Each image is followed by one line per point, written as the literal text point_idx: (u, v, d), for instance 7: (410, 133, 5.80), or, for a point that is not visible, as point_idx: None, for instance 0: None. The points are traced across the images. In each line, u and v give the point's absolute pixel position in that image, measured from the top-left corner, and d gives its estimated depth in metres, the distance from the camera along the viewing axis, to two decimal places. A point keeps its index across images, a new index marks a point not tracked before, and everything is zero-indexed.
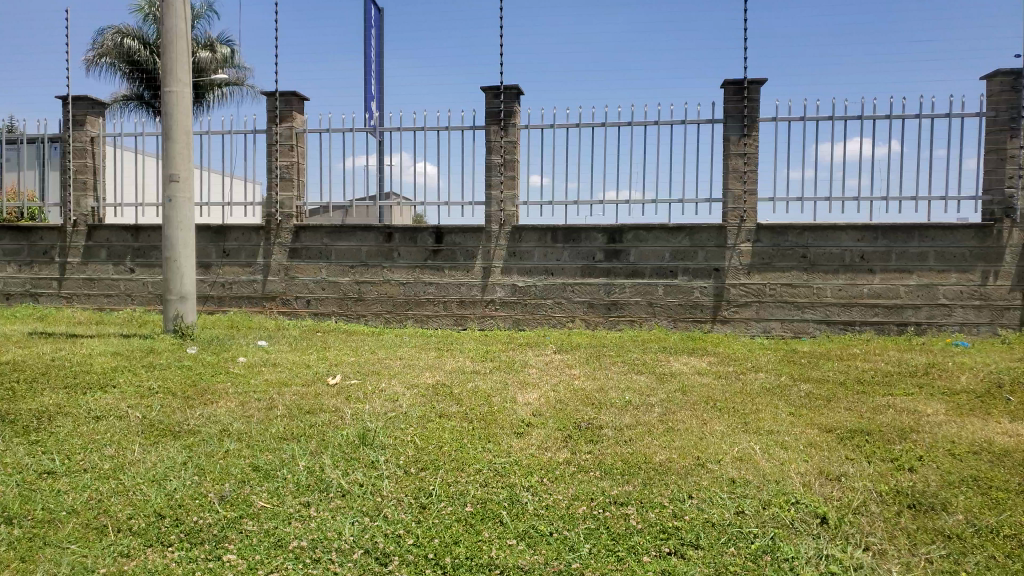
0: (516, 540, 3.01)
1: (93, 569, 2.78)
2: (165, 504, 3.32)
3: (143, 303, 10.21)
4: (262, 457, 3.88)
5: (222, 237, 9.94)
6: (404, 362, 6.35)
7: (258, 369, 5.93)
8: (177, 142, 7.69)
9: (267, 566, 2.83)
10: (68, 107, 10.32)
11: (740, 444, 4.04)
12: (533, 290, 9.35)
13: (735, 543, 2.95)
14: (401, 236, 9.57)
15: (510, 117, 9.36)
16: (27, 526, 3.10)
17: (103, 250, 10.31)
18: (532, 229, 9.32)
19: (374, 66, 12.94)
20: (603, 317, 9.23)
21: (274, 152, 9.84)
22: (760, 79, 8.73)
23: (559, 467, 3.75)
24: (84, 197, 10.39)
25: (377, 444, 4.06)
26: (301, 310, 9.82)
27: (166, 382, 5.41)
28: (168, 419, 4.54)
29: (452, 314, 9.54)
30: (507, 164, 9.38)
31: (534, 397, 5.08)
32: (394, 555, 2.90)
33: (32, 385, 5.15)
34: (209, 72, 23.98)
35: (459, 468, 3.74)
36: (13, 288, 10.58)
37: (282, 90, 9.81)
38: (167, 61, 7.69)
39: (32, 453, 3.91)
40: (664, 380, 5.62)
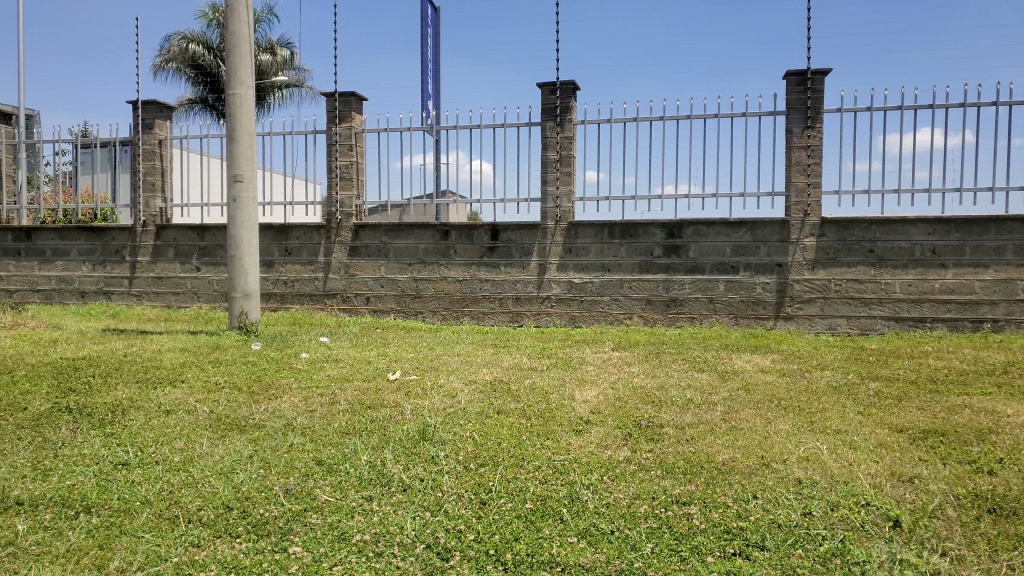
0: (577, 538, 2.99)
1: (166, 558, 2.87)
2: (233, 496, 3.41)
3: (209, 301, 10.51)
4: (325, 451, 3.94)
5: (285, 236, 10.14)
6: (462, 358, 6.38)
7: (320, 365, 6.04)
8: (241, 144, 7.89)
9: (332, 559, 2.87)
10: (138, 112, 10.67)
11: (807, 444, 3.94)
12: (589, 286, 9.29)
13: (803, 545, 2.88)
14: (458, 233, 9.62)
15: (566, 113, 9.33)
16: (105, 515, 3.22)
17: (171, 249, 10.65)
18: (588, 226, 9.26)
19: (430, 65, 13.04)
20: (661, 315, 9.11)
21: (334, 152, 10.00)
22: (824, 68, 8.50)
23: (619, 466, 3.71)
24: (153, 198, 10.75)
25: (437, 439, 4.09)
26: (361, 308, 9.97)
27: (232, 377, 5.55)
28: (234, 413, 4.66)
29: (508, 311, 9.55)
30: (564, 160, 9.34)
31: (593, 394, 5.05)
32: (456, 551, 2.91)
33: (106, 380, 5.35)
34: (270, 75, 24.55)
35: (519, 464, 3.74)
36: (87, 286, 11.00)
37: (342, 90, 9.97)
38: (231, 65, 7.88)
39: (108, 445, 4.06)
40: (726, 379, 5.51)
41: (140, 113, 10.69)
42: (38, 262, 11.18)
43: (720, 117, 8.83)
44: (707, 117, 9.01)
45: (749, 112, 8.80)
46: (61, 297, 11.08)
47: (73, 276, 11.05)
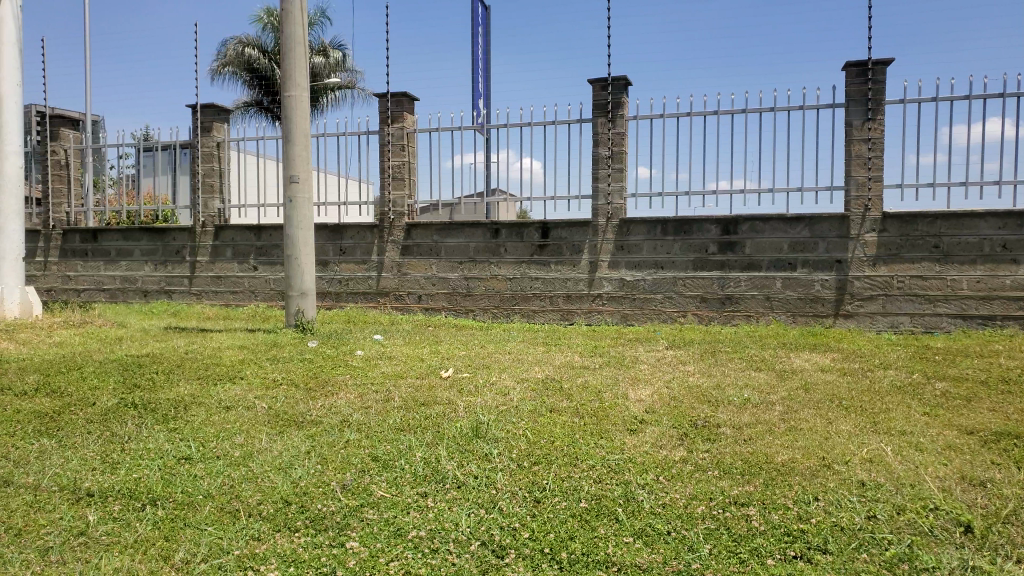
0: (632, 538, 2.96)
1: (228, 551, 2.94)
2: (292, 491, 3.47)
3: (266, 299, 10.73)
4: (381, 447, 3.98)
5: (339, 235, 10.29)
6: (513, 356, 6.40)
7: (375, 362, 6.11)
8: (297, 145, 8.03)
9: (389, 555, 2.90)
10: (197, 115, 10.95)
11: (871, 445, 3.83)
12: (641, 284, 9.21)
13: (868, 549, 2.80)
14: (509, 231, 9.64)
15: (618, 108, 9.26)
16: (169, 508, 3.31)
17: (230, 249, 10.90)
18: (641, 222, 9.18)
19: (481, 64, 13.10)
20: (716, 312, 8.97)
21: (386, 153, 10.11)
22: (886, 58, 8.26)
23: (676, 466, 3.66)
24: (211, 199, 11.02)
25: (490, 436, 4.10)
26: (413, 306, 10.07)
27: (289, 374, 5.66)
28: (291, 409, 4.74)
29: (558, 309, 9.52)
30: (615, 156, 9.27)
31: (646, 393, 4.99)
32: (511, 548, 2.92)
33: (169, 376, 5.51)
34: (323, 77, 24.98)
35: (573, 463, 3.72)
36: (150, 286, 11.35)
37: (394, 91, 10.07)
38: (287, 68, 8.03)
39: (172, 439, 4.18)
40: (785, 378, 5.41)
41: (199, 117, 10.96)
42: (104, 262, 11.58)
43: (774, 112, 8.69)
44: (762, 111, 8.87)
45: (807, 106, 8.62)
46: (125, 296, 11.46)
47: (136, 276, 11.41)
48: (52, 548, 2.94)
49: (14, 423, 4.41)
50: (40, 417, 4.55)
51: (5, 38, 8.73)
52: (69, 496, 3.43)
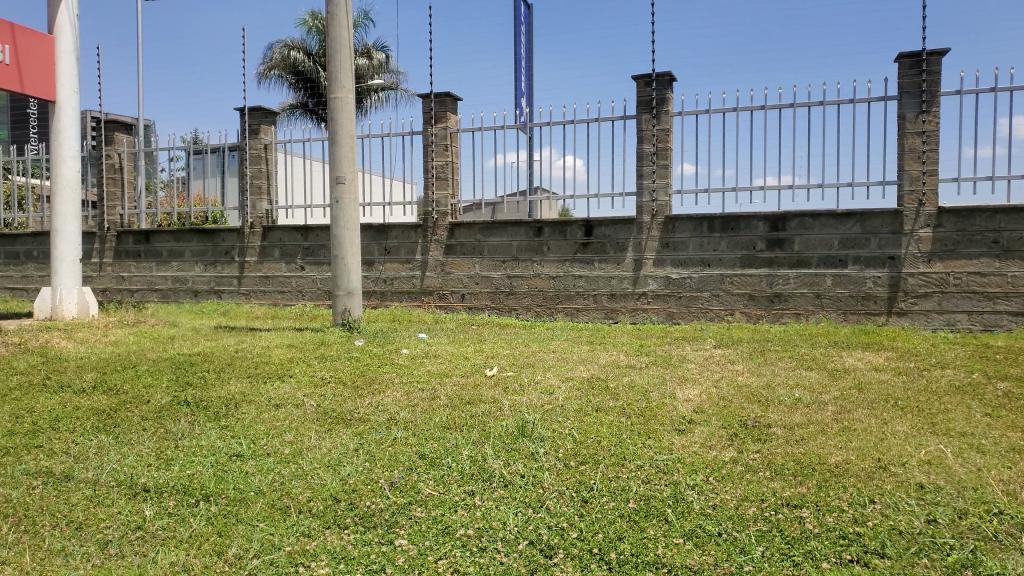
0: (683, 539, 2.93)
1: (280, 547, 2.98)
2: (341, 488, 3.50)
3: (313, 299, 10.89)
4: (428, 445, 4.01)
5: (384, 235, 10.38)
6: (558, 355, 6.38)
7: (420, 361, 6.14)
8: (343, 146, 8.12)
9: (437, 553, 2.91)
10: (245, 118, 11.15)
11: (929, 447, 3.73)
12: (687, 282, 9.10)
13: (928, 554, 2.71)
14: (552, 230, 9.62)
15: (663, 104, 9.18)
16: (222, 504, 3.38)
17: (277, 250, 11.08)
18: (686, 219, 9.07)
19: (524, 62, 13.10)
20: (764, 311, 8.82)
21: (429, 153, 10.17)
22: (941, 49, 8.03)
23: (726, 466, 3.61)
24: (259, 200, 11.21)
25: (536, 436, 4.08)
26: (457, 304, 10.12)
27: (337, 372, 5.73)
28: (339, 407, 4.80)
29: (602, 307, 9.47)
30: (660, 153, 9.18)
31: (695, 393, 4.92)
32: (559, 548, 2.90)
33: (220, 374, 5.63)
34: (367, 79, 25.26)
35: (621, 463, 3.69)
36: (200, 286, 11.60)
37: (437, 91, 10.12)
38: (333, 71, 8.13)
39: (223, 437, 4.25)
40: (837, 377, 5.28)
41: (247, 120, 11.16)
42: (156, 263, 11.87)
43: (824, 106, 8.53)
44: (811, 105, 8.71)
45: (858, 99, 8.43)
46: (177, 296, 11.74)
47: (187, 276, 11.67)
48: (111, 541, 3.02)
49: (73, 420, 4.54)
50: (97, 414, 4.68)
51: (64, 47, 9.03)
52: (126, 491, 3.52)
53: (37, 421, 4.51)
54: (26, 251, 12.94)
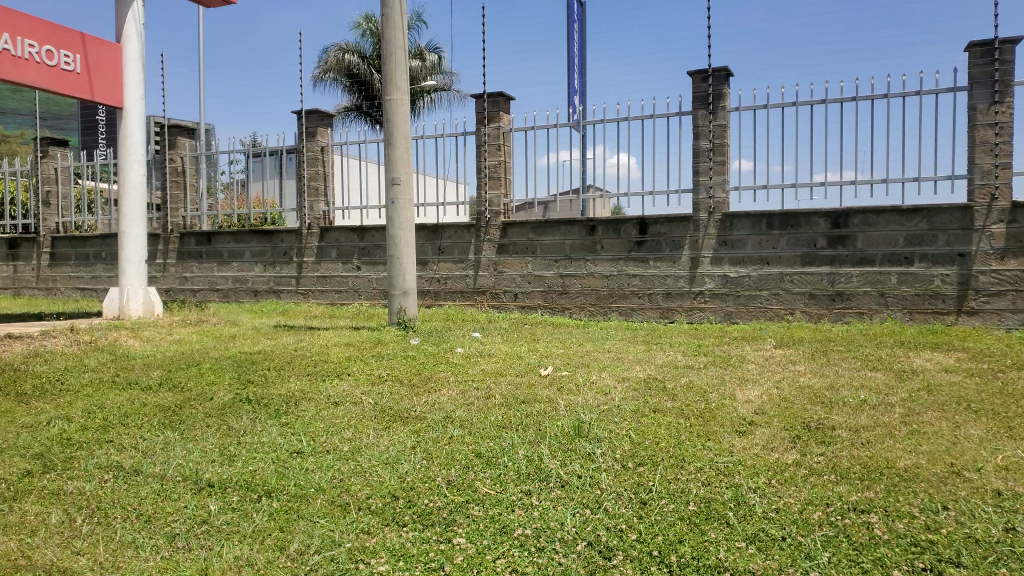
0: (745, 543, 2.87)
1: (340, 543, 3.02)
2: (399, 485, 3.53)
3: (369, 298, 11.04)
4: (484, 444, 4.01)
5: (438, 235, 10.46)
6: (613, 354, 6.33)
7: (475, 360, 6.17)
8: (398, 147, 8.21)
9: (495, 552, 2.91)
10: (302, 121, 11.35)
11: (1007, 452, 3.58)
12: (745, 281, 8.93)
13: (1007, 564, 2.61)
14: (605, 228, 9.55)
15: (719, 100, 9.03)
16: (284, 500, 3.44)
17: (334, 250, 11.27)
18: (744, 216, 8.91)
19: (576, 60, 13.05)
20: (826, 309, 8.60)
21: (482, 153, 10.20)
22: (1015, 36, 7.72)
23: (788, 469, 3.53)
24: (317, 202, 11.41)
25: (592, 436, 4.05)
26: (510, 304, 10.13)
27: (393, 370, 5.79)
28: (396, 405, 4.85)
29: (658, 306, 9.35)
30: (717, 149, 9.04)
31: (755, 394, 4.83)
32: (619, 550, 2.87)
33: (280, 372, 5.75)
34: (419, 80, 25.50)
35: (680, 465, 3.63)
36: (259, 285, 11.86)
37: (490, 91, 10.15)
38: (388, 73, 8.21)
39: (284, 433, 4.34)
40: (905, 378, 5.12)
41: (304, 122, 11.36)
42: (217, 263, 12.19)
43: (889, 98, 8.30)
44: (875, 98, 8.48)
45: (925, 90, 8.17)
46: (237, 296, 12.04)
47: (247, 276, 11.95)
48: (179, 534, 3.11)
49: (141, 416, 4.68)
50: (164, 410, 4.82)
51: (130, 55, 9.30)
52: (192, 485, 3.61)
53: (108, 417, 4.67)
54: (95, 253, 13.43)
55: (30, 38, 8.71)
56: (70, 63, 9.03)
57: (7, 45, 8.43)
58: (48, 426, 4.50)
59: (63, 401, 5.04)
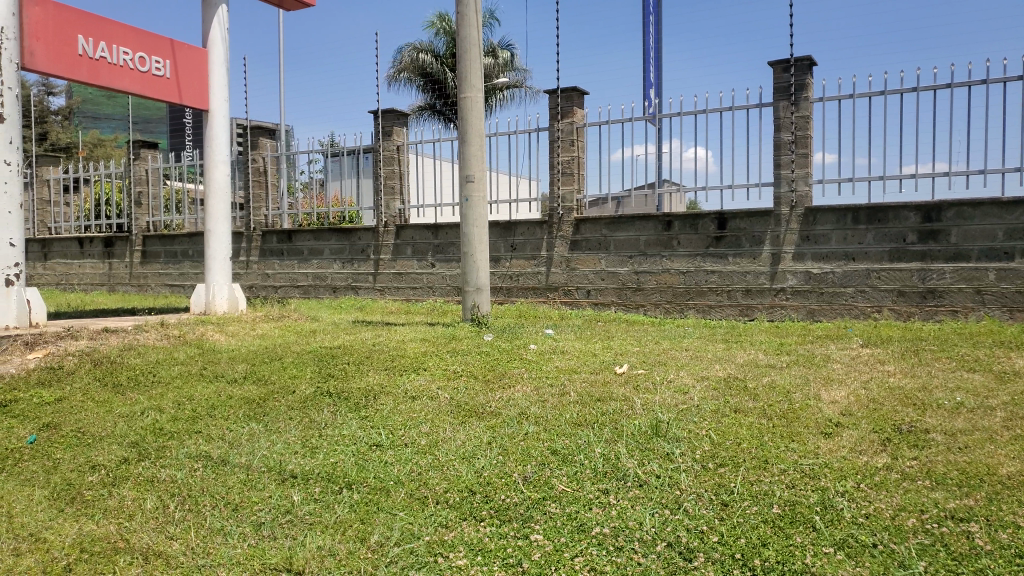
0: (833, 549, 2.76)
1: (419, 536, 3.05)
2: (476, 480, 3.55)
3: (443, 295, 11.20)
4: (560, 441, 3.99)
5: (510, 232, 10.49)
6: (691, 353, 6.19)
7: (549, 356, 6.14)
8: (472, 145, 8.25)
9: (573, 550, 2.89)
10: (379, 121, 11.56)
11: None
12: (829, 278, 8.63)
13: None
14: (682, 223, 9.39)
15: (802, 90, 8.76)
16: (365, 492, 3.50)
17: (409, 247, 11.46)
18: (829, 211, 8.62)
19: (652, 53, 12.88)
20: (916, 308, 8.23)
21: (556, 149, 10.17)
22: None
23: (879, 473, 3.38)
24: (393, 200, 11.60)
25: (671, 436, 3.97)
26: (583, 301, 10.07)
27: (468, 366, 5.83)
28: (472, 400, 4.88)
29: (737, 304, 9.14)
30: (799, 141, 8.78)
31: (841, 394, 4.65)
32: (700, 552, 2.81)
33: (359, 366, 5.85)
34: (492, 78, 25.64)
35: (763, 466, 3.53)
36: (338, 282, 12.14)
37: (564, 87, 10.11)
38: (463, 70, 8.27)
39: (364, 427, 4.41)
40: (1007, 380, 4.84)
41: (380, 122, 11.56)
42: (297, 261, 12.53)
43: (987, 84, 7.91)
44: (971, 84, 8.11)
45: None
46: (317, 292, 12.36)
47: (326, 273, 12.26)
48: (265, 523, 3.20)
49: (228, 408, 4.84)
50: (249, 402, 4.97)
51: (215, 59, 9.65)
52: (276, 476, 3.71)
53: (196, 409, 4.84)
54: (183, 251, 14.00)
55: (125, 45, 9.03)
56: (161, 69, 9.34)
57: (104, 53, 8.75)
58: (142, 417, 4.70)
59: (155, 392, 5.26)
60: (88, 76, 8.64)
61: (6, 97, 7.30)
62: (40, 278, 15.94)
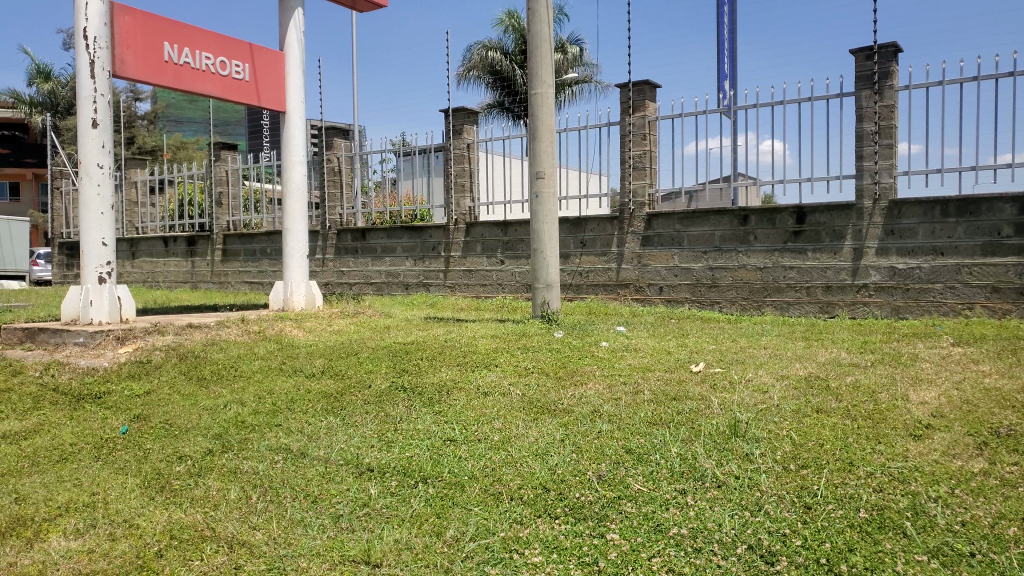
0: (927, 557, 2.64)
1: (494, 532, 3.06)
2: (549, 477, 3.52)
3: (512, 292, 11.25)
4: (635, 440, 3.93)
5: (580, 229, 10.44)
6: (770, 352, 6.01)
7: (621, 354, 6.08)
8: (543, 141, 8.23)
9: (650, 550, 2.84)
10: (450, 119, 11.65)
11: None
12: (916, 273, 8.27)
13: None
14: (759, 218, 9.16)
15: (886, 78, 8.43)
16: (439, 486, 3.53)
17: (479, 245, 11.54)
18: (915, 203, 8.26)
19: (727, 44, 12.62)
20: (1012, 305, 7.82)
21: (627, 143, 10.05)
22: None
23: (976, 478, 3.22)
24: (463, 198, 11.69)
25: (751, 436, 3.87)
26: (655, 298, 9.91)
27: (539, 363, 5.83)
28: (543, 397, 4.87)
29: (816, 301, 8.86)
30: (883, 131, 8.46)
31: (931, 395, 4.43)
32: (782, 556, 2.72)
33: (432, 362, 5.91)
34: (562, 73, 25.56)
35: (847, 469, 3.40)
36: (410, 280, 12.31)
37: (635, 80, 9.99)
38: (534, 66, 8.25)
39: (438, 422, 4.46)
40: None
41: (451, 121, 11.65)
42: (371, 259, 12.76)
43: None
44: None
45: None
46: (390, 289, 12.55)
47: (398, 271, 12.44)
48: (343, 515, 3.26)
49: (306, 402, 4.96)
50: (326, 396, 5.08)
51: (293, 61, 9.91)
52: (354, 469, 3.78)
53: (277, 402, 4.97)
54: (262, 249, 14.45)
55: (207, 50, 9.30)
56: (241, 72, 9.60)
57: (187, 58, 9.04)
58: (225, 410, 4.86)
59: (237, 386, 5.43)
60: (173, 81, 8.90)
61: (99, 104, 7.66)
62: (129, 276, 16.71)
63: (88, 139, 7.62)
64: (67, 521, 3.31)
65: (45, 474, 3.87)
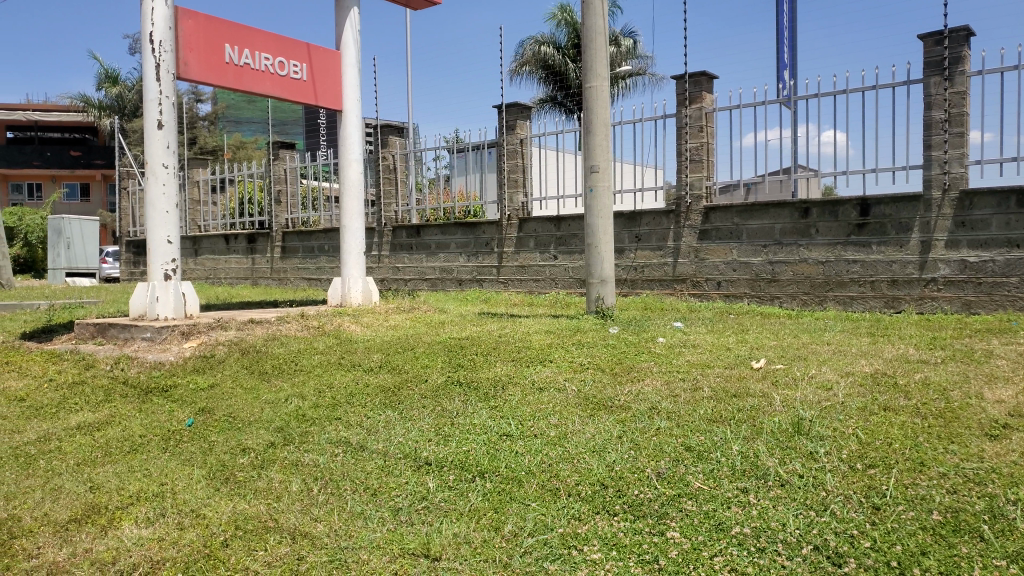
0: (1006, 562, 2.54)
1: (553, 528, 3.04)
2: (607, 474, 3.48)
3: (566, 287, 11.22)
4: (694, 438, 3.86)
5: (635, 223, 10.34)
6: (834, 348, 5.84)
7: (679, 350, 5.99)
8: (597, 135, 8.17)
9: (712, 549, 2.79)
10: (503, 115, 11.64)
11: None
12: (989, 267, 7.95)
13: None
14: (820, 211, 8.93)
15: (957, 64, 8.11)
16: (497, 482, 3.52)
17: (532, 240, 11.53)
18: (988, 193, 7.93)
19: (787, 32, 12.31)
20: None
21: (684, 135, 9.91)
22: None
23: None
24: (516, 193, 11.69)
25: (815, 434, 3.77)
26: (712, 293, 9.76)
27: (595, 358, 5.78)
28: (599, 393, 4.83)
29: (881, 296, 8.59)
30: (953, 119, 8.14)
31: (1009, 394, 4.24)
32: (850, 557, 2.64)
33: (488, 357, 5.91)
34: (615, 66, 25.31)
35: (918, 469, 3.28)
36: (463, 275, 12.38)
37: (692, 71, 9.83)
38: (588, 59, 8.19)
39: (494, 416, 4.46)
40: None
41: (505, 116, 11.65)
42: (426, 255, 12.87)
43: None
44: None
45: None
46: (444, 285, 12.65)
47: (452, 267, 12.52)
48: (403, 508, 3.29)
49: (365, 396, 5.02)
50: (384, 391, 5.13)
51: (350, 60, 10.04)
52: (411, 463, 3.81)
53: (336, 396, 5.05)
54: (319, 246, 14.71)
55: (266, 51, 9.47)
56: (299, 72, 9.76)
57: (248, 59, 9.22)
58: (286, 403, 4.95)
59: (297, 380, 5.53)
60: (233, 82, 9.09)
61: (165, 106, 7.88)
62: (193, 273, 17.21)
63: (154, 140, 7.84)
64: (138, 509, 3.41)
65: (117, 464, 4.00)
